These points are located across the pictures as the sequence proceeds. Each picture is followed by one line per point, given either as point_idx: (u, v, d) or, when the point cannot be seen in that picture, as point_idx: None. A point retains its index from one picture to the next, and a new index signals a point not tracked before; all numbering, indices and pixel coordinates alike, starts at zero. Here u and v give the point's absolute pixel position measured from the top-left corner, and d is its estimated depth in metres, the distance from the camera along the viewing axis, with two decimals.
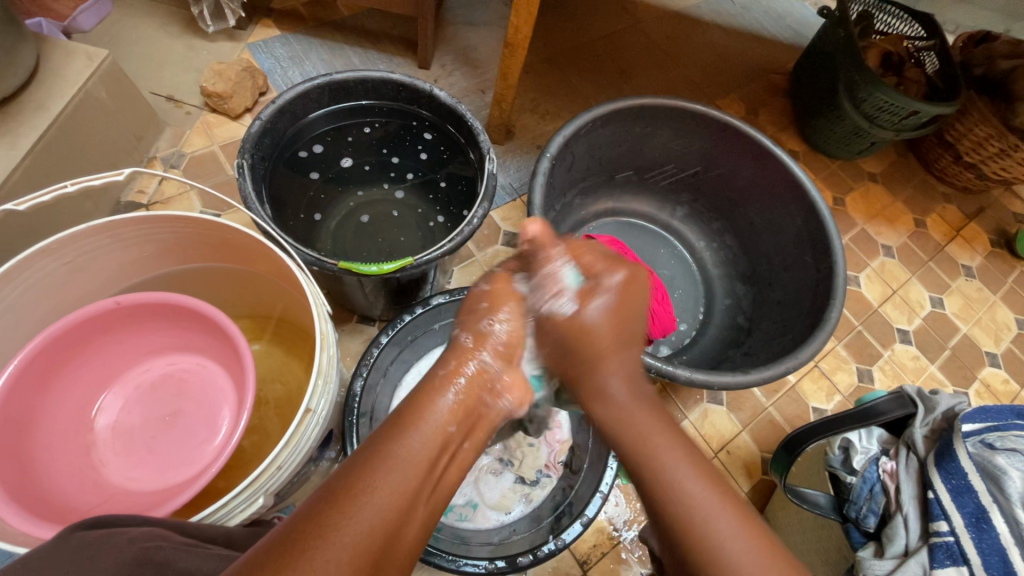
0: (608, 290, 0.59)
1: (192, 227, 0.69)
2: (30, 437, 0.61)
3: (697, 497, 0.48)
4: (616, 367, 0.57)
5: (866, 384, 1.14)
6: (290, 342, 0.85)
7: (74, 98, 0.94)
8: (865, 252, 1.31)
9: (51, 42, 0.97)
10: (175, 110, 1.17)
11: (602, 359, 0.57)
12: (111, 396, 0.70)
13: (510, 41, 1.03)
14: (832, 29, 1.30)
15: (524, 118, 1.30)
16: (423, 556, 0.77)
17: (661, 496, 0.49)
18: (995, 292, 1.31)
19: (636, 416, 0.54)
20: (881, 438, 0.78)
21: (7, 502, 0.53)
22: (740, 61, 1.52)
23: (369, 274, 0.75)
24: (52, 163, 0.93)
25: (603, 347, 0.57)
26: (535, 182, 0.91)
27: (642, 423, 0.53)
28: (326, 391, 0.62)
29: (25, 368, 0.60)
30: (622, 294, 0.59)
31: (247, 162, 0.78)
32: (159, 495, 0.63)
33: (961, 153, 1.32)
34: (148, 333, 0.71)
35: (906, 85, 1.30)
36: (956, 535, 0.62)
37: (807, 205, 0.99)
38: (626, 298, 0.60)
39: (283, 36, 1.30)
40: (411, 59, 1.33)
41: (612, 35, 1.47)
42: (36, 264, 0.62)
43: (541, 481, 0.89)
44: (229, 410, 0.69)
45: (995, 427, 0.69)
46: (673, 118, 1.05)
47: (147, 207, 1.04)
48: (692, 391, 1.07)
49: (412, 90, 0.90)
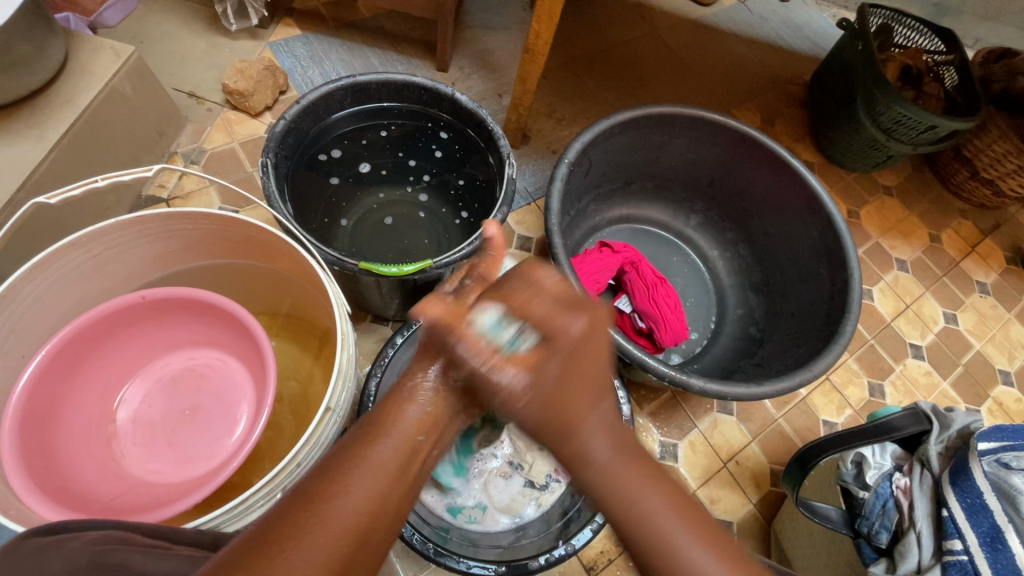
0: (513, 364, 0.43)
1: (216, 225, 0.70)
2: (56, 426, 0.62)
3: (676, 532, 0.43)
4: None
5: (877, 399, 1.14)
6: (306, 340, 0.85)
7: (100, 93, 0.95)
8: (879, 265, 1.31)
9: (78, 37, 0.98)
10: (197, 107, 1.18)
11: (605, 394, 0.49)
12: (132, 389, 0.71)
13: (531, 46, 1.04)
14: (851, 41, 1.30)
15: (540, 122, 1.31)
16: (433, 556, 0.77)
17: (614, 507, 0.44)
18: (1009, 309, 1.30)
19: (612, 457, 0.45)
20: (895, 454, 0.78)
21: (33, 490, 0.54)
22: (756, 70, 1.52)
23: (387, 274, 0.76)
24: (77, 158, 0.95)
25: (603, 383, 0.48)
26: (552, 187, 0.91)
27: (622, 475, 0.44)
28: (346, 390, 0.62)
29: (52, 358, 0.62)
30: (581, 351, 0.44)
31: (272, 161, 0.79)
32: (179, 488, 0.63)
33: (979, 168, 1.32)
34: (170, 327, 0.72)
35: (925, 99, 1.29)
36: (970, 554, 0.62)
37: (824, 218, 0.99)
38: (582, 357, 0.45)
39: (303, 35, 1.31)
40: (429, 62, 1.34)
41: (629, 43, 1.47)
42: (64, 257, 0.63)
43: (550, 486, 0.90)
44: (247, 406, 0.70)
45: (1011, 446, 0.67)
46: (691, 127, 1.06)
47: (167, 202, 1.06)
48: (703, 401, 1.07)
49: (434, 93, 0.90)
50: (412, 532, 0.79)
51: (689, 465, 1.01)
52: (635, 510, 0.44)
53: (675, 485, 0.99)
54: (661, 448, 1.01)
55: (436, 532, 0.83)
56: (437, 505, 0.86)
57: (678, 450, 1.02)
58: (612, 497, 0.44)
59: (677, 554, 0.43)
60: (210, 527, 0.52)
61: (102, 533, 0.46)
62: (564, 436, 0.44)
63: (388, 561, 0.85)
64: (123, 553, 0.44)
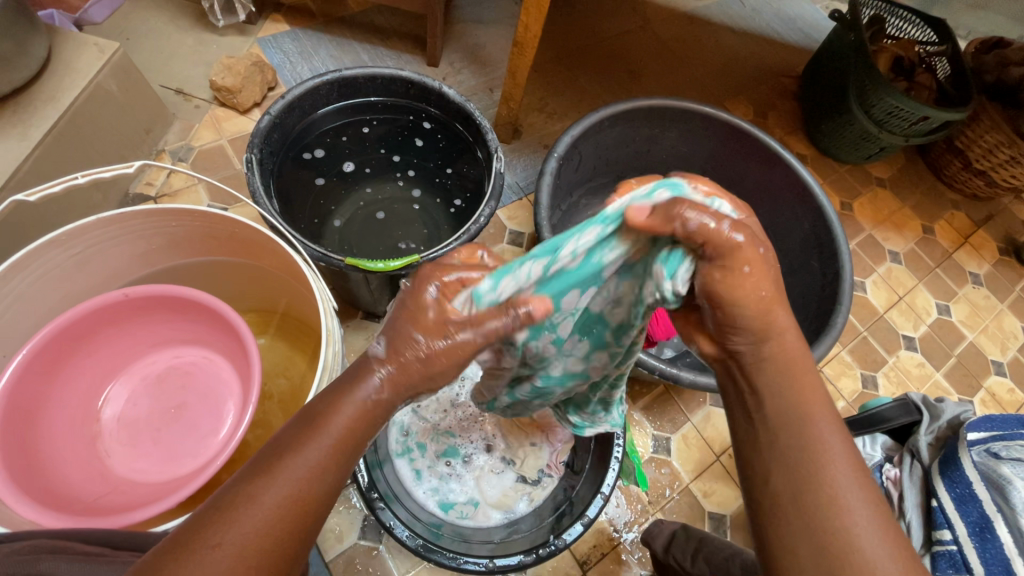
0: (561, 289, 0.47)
1: (200, 222, 0.69)
2: (39, 425, 0.62)
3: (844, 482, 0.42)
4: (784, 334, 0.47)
5: (870, 390, 1.14)
6: (294, 337, 0.85)
7: (85, 90, 0.94)
8: (872, 257, 1.30)
9: (63, 34, 0.97)
10: (185, 104, 1.17)
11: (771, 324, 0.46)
12: (117, 387, 0.70)
13: (520, 39, 1.03)
14: (843, 32, 1.30)
15: (531, 117, 1.30)
16: (423, 552, 0.77)
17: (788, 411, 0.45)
18: (1002, 300, 1.30)
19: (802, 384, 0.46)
20: (886, 445, 0.78)
21: (14, 491, 0.54)
22: (749, 63, 1.51)
23: (374, 270, 0.75)
24: (61, 155, 0.94)
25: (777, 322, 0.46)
26: (542, 181, 0.91)
27: (808, 400, 0.45)
28: (331, 386, 0.62)
29: (34, 357, 0.61)
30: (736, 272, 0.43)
31: (257, 157, 0.78)
32: (164, 486, 0.63)
33: (971, 159, 1.32)
34: (155, 325, 0.71)
35: (917, 90, 1.29)
36: (960, 544, 0.62)
37: (815, 210, 0.99)
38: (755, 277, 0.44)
39: (292, 30, 1.30)
40: (419, 56, 1.33)
41: (621, 36, 1.46)
42: (46, 254, 0.62)
43: (542, 481, 0.89)
44: (233, 403, 0.69)
45: (1000, 436, 0.68)
46: (682, 119, 1.05)
47: (154, 199, 1.05)
48: (695, 394, 1.07)
49: (421, 87, 0.90)
50: (402, 529, 0.78)
51: (682, 459, 1.01)
52: (802, 422, 0.44)
53: (668, 479, 0.99)
54: (654, 443, 1.01)
55: (427, 529, 0.82)
56: (428, 499, 0.86)
57: (671, 444, 1.02)
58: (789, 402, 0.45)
59: (834, 496, 0.42)
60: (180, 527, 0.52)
61: (34, 543, 0.46)
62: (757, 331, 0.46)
63: (379, 558, 0.85)
64: (49, 562, 0.44)
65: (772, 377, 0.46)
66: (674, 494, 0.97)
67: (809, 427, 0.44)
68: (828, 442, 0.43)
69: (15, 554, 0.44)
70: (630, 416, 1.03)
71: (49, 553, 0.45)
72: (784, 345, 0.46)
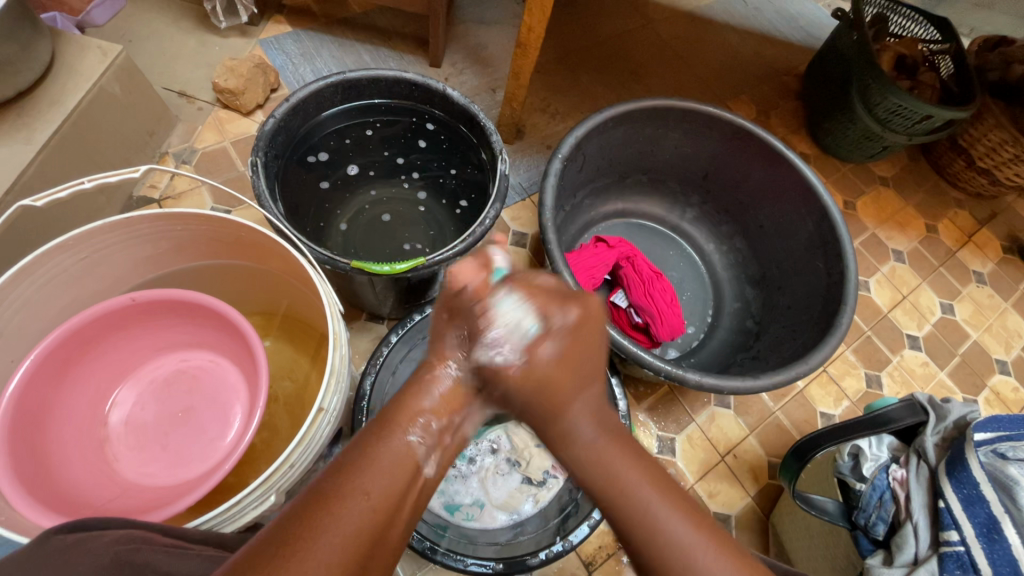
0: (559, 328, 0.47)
1: (207, 225, 0.69)
2: (48, 430, 0.62)
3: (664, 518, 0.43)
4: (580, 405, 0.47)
5: (875, 390, 1.14)
6: (300, 339, 0.85)
7: (89, 94, 0.94)
8: (876, 256, 1.30)
9: (65, 37, 0.97)
10: (187, 106, 1.17)
11: (562, 402, 0.47)
12: (125, 391, 0.70)
13: (523, 40, 1.03)
14: (846, 31, 1.29)
15: (534, 117, 1.30)
16: (430, 555, 0.78)
17: (599, 481, 0.45)
18: (1006, 299, 1.30)
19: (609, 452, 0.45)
20: (892, 445, 0.77)
21: (26, 496, 0.54)
22: (751, 62, 1.51)
23: (380, 273, 0.75)
24: (66, 158, 0.94)
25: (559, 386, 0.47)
26: (546, 182, 0.91)
27: (611, 457, 0.45)
28: (338, 389, 0.62)
29: (42, 363, 0.61)
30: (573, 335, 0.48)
31: (261, 160, 0.78)
32: (173, 490, 0.63)
33: (975, 158, 1.31)
34: (162, 329, 0.71)
35: (921, 89, 1.28)
36: (967, 544, 0.62)
37: (820, 210, 0.99)
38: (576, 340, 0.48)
39: (294, 32, 1.30)
40: (421, 57, 1.33)
41: (622, 35, 1.46)
42: (54, 259, 0.62)
43: (548, 482, 0.89)
44: (241, 407, 0.70)
45: (1007, 437, 0.67)
46: (685, 120, 1.05)
47: (159, 202, 1.05)
48: (699, 395, 1.07)
49: (425, 89, 0.89)
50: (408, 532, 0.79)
51: (686, 459, 1.01)
52: (618, 485, 0.44)
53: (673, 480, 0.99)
54: (659, 443, 1.01)
55: (433, 531, 0.82)
56: (434, 501, 0.86)
57: (676, 445, 1.02)
58: (600, 475, 0.44)
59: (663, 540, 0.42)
60: (207, 527, 0.52)
61: (128, 533, 0.45)
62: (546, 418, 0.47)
63: None
64: (147, 552, 0.43)
65: (587, 456, 0.45)
66: None
67: (629, 485, 0.44)
68: (637, 497, 0.43)
69: (115, 544, 0.44)
70: (636, 417, 1.03)
71: (142, 544, 0.44)
72: (582, 433, 0.46)
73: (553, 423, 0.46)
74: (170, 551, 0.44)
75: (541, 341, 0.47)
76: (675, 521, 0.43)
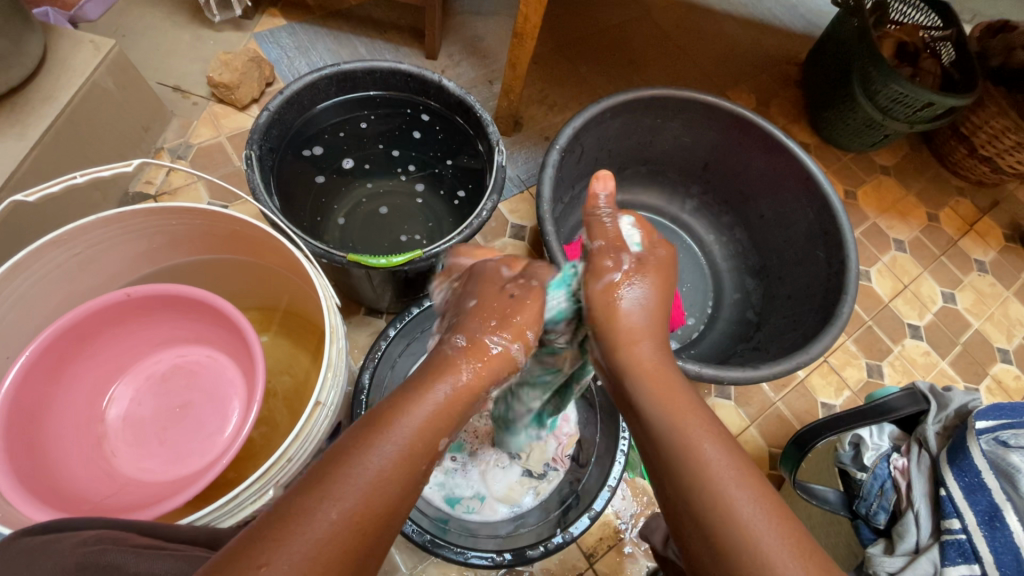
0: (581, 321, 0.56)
1: (201, 219, 0.69)
2: (44, 426, 0.62)
3: (734, 489, 0.43)
4: (645, 338, 0.53)
5: (875, 379, 1.13)
6: (298, 334, 0.84)
7: (82, 89, 0.93)
8: (877, 246, 1.30)
9: (57, 31, 0.96)
10: (182, 101, 1.16)
11: (628, 331, 0.53)
12: (121, 387, 0.70)
13: (519, 30, 1.02)
14: (846, 18, 1.28)
15: (532, 109, 1.29)
16: (430, 548, 0.77)
17: (659, 411, 0.49)
18: (1008, 287, 1.30)
19: (671, 383, 0.50)
20: (892, 434, 0.77)
21: (22, 493, 0.54)
22: (751, 51, 1.49)
23: (377, 266, 0.75)
24: (59, 154, 0.93)
25: (637, 327, 0.53)
26: (543, 174, 0.90)
27: (665, 389, 0.50)
28: (336, 383, 0.62)
29: (37, 359, 0.61)
30: (657, 274, 0.56)
31: (256, 153, 0.77)
32: (171, 486, 0.63)
33: (976, 145, 1.30)
34: (157, 325, 0.71)
35: (922, 76, 1.27)
36: (969, 533, 0.62)
37: (819, 199, 0.98)
38: (655, 277, 0.56)
39: (289, 25, 1.29)
40: (418, 49, 1.32)
41: (621, 25, 1.45)
42: (47, 255, 0.61)
43: (548, 474, 0.89)
44: (238, 402, 0.69)
45: (1010, 424, 0.66)
46: (685, 109, 1.04)
47: (155, 198, 1.05)
48: (700, 386, 1.06)
49: (421, 80, 0.89)
50: (409, 525, 0.79)
51: None
52: (676, 420, 0.48)
53: None
54: None
55: (434, 524, 0.82)
56: (434, 495, 0.85)
57: None
58: (657, 404, 0.49)
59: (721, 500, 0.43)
60: (202, 524, 0.52)
61: (98, 534, 0.44)
62: (614, 344, 0.53)
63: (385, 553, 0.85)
64: (113, 553, 0.42)
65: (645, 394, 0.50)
66: None
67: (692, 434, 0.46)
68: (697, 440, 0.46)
69: (81, 546, 0.42)
70: None
71: (112, 544, 0.43)
72: (643, 357, 0.52)
73: (619, 349, 0.52)
74: (145, 552, 0.42)
75: (637, 279, 0.55)
76: (732, 477, 0.44)
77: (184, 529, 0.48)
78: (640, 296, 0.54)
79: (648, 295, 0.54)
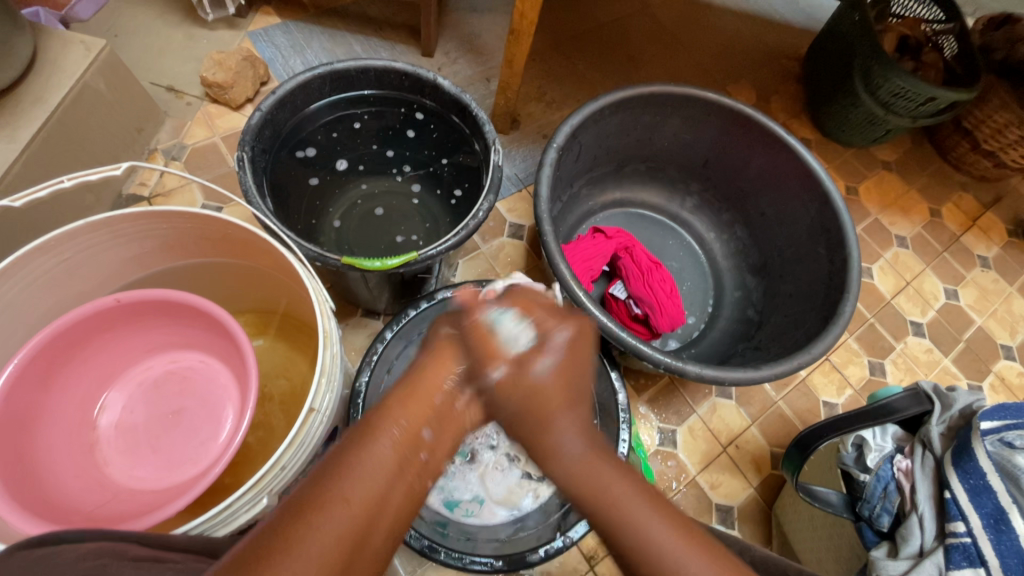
0: (552, 350, 0.49)
1: (193, 223, 0.68)
2: (34, 435, 0.61)
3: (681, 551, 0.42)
4: (568, 422, 0.47)
5: (878, 377, 1.12)
6: (294, 337, 0.84)
7: (72, 90, 0.92)
8: (879, 242, 1.28)
9: (47, 32, 0.95)
10: (176, 101, 1.15)
11: (550, 415, 0.47)
12: (114, 394, 0.69)
13: (515, 27, 1.00)
14: (847, 12, 1.26)
15: (529, 106, 1.28)
16: (427, 553, 0.77)
17: (589, 501, 0.45)
18: (1011, 283, 1.28)
19: (600, 467, 0.46)
20: (896, 436, 0.76)
21: (11, 503, 0.53)
22: (751, 46, 1.48)
23: (372, 268, 0.74)
24: (51, 156, 0.92)
25: (550, 403, 0.47)
26: (541, 172, 0.89)
27: (597, 468, 0.46)
28: (331, 388, 0.61)
29: (26, 367, 0.60)
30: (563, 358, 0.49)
31: (248, 155, 0.76)
32: (164, 494, 0.62)
33: (979, 140, 1.29)
34: (149, 331, 0.70)
35: (925, 70, 1.26)
36: (974, 536, 0.61)
37: (821, 196, 0.97)
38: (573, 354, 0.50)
39: (284, 23, 1.27)
40: (414, 47, 1.30)
41: (620, 20, 1.43)
42: (35, 261, 0.60)
43: (548, 476, 0.88)
44: (232, 408, 0.68)
45: (1016, 425, 0.65)
46: (684, 105, 1.02)
47: (149, 200, 1.04)
48: (701, 386, 1.05)
49: (416, 79, 0.87)
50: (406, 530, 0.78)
51: (688, 451, 1.00)
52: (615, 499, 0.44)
53: (674, 472, 0.98)
54: (660, 435, 1.00)
55: (432, 528, 0.81)
56: (433, 498, 0.84)
57: (677, 436, 1.01)
58: (590, 488, 0.45)
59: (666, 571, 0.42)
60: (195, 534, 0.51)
61: (98, 545, 0.43)
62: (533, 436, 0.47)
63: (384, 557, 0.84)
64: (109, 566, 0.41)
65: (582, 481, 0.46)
66: (680, 487, 0.97)
67: (631, 515, 0.44)
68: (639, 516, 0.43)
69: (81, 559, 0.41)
70: (636, 410, 1.02)
71: (115, 558, 0.42)
72: (570, 450, 0.46)
73: (540, 442, 0.47)
74: (136, 565, 0.42)
75: (532, 363, 0.48)
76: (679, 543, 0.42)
77: (179, 538, 0.47)
78: (550, 368, 0.48)
79: (560, 363, 0.49)
